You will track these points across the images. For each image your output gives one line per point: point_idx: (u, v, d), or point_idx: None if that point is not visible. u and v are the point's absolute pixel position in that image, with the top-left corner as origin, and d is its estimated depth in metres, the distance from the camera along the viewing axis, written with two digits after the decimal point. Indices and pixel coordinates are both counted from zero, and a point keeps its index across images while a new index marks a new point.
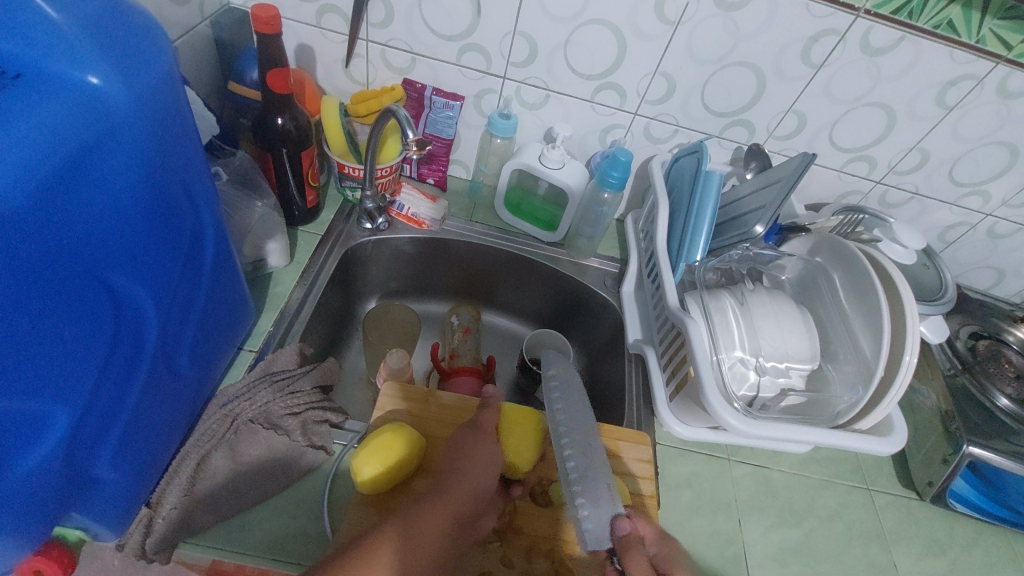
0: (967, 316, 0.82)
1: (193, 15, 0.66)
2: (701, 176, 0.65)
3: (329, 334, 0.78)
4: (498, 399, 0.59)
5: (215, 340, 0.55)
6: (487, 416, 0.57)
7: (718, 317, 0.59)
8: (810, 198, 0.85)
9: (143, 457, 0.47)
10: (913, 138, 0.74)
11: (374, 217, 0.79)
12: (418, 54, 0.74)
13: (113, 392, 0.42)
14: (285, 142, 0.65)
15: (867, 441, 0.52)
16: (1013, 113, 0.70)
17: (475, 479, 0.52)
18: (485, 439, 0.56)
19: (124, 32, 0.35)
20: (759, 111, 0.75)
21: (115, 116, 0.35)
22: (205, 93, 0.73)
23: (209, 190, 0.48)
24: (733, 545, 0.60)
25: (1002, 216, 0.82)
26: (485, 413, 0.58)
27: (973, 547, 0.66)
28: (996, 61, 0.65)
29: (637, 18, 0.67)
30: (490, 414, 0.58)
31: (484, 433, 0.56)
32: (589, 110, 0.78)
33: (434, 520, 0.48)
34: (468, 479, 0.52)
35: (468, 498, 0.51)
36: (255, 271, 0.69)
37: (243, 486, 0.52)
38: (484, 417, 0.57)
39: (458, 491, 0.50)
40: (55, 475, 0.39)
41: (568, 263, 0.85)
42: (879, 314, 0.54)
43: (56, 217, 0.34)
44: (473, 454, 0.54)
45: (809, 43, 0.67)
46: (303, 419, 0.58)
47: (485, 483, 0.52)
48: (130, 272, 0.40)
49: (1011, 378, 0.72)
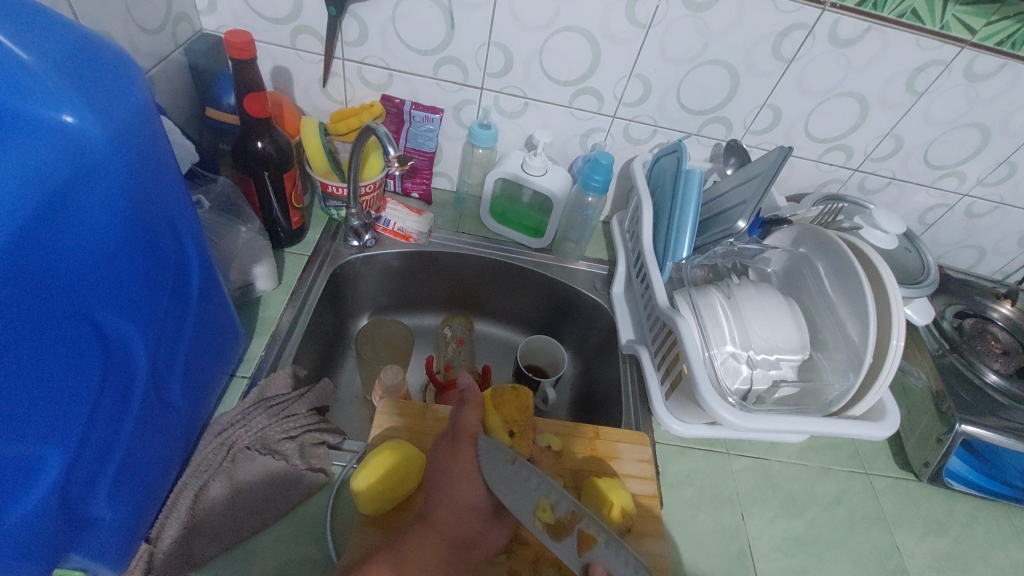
0: (952, 296, 0.83)
1: (166, 44, 0.66)
2: (682, 175, 0.66)
3: (320, 354, 0.77)
4: (475, 394, 0.57)
5: (205, 369, 0.55)
6: (466, 418, 0.55)
7: (707, 312, 0.59)
8: (790, 190, 0.86)
9: (140, 493, 0.47)
10: (887, 126, 0.76)
11: (361, 234, 0.79)
12: (395, 70, 0.75)
13: (105, 429, 0.41)
14: (266, 165, 0.65)
15: (860, 427, 0.53)
16: (982, 95, 0.71)
17: (460, 495, 0.50)
18: (471, 444, 0.53)
19: (97, 68, 0.35)
20: (735, 107, 0.76)
21: (89, 156, 0.35)
22: (182, 120, 0.73)
23: (190, 217, 0.47)
24: (737, 539, 0.61)
25: (978, 195, 0.83)
26: (465, 413, 0.55)
27: (973, 525, 0.66)
28: (961, 45, 0.66)
29: (609, 24, 0.68)
30: (469, 414, 0.55)
31: (461, 438, 0.54)
32: (567, 116, 0.78)
33: (426, 541, 0.47)
34: (454, 492, 0.50)
35: (459, 510, 0.50)
36: (243, 295, 0.69)
37: (243, 514, 0.51)
38: (463, 419, 0.55)
39: (439, 505, 0.50)
40: (49, 517, 0.38)
41: (556, 268, 0.85)
42: (864, 302, 0.55)
43: (34, 257, 0.33)
44: (443, 458, 0.53)
45: (779, 38, 0.68)
46: (300, 443, 0.57)
47: (469, 499, 0.50)
48: (118, 309, 0.40)
49: (998, 354, 0.74)
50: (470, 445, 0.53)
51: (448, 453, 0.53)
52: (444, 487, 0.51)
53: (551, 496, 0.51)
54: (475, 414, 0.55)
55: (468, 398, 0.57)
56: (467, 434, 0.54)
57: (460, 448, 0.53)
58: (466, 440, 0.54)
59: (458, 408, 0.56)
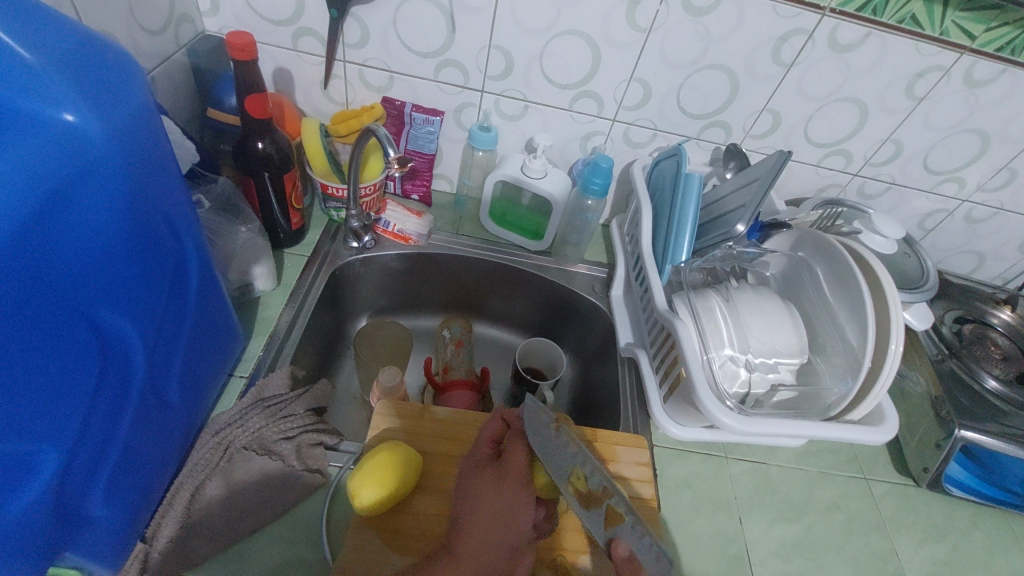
0: (952, 300, 0.83)
1: (169, 45, 0.67)
2: (681, 179, 0.66)
3: (319, 355, 0.77)
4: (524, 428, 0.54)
5: (203, 369, 0.55)
6: (514, 453, 0.52)
7: (707, 318, 0.59)
8: (790, 194, 0.86)
9: (136, 492, 0.47)
10: (887, 130, 0.76)
11: (360, 235, 0.79)
12: (396, 73, 0.75)
13: (103, 427, 0.41)
14: (266, 166, 0.65)
15: (858, 429, 0.53)
16: (981, 102, 0.71)
17: (497, 528, 0.48)
18: (518, 480, 0.51)
19: (99, 68, 0.35)
20: (734, 112, 0.76)
21: (89, 155, 0.35)
22: (183, 121, 0.74)
23: (190, 218, 0.47)
24: (735, 544, 0.60)
25: (978, 201, 0.84)
26: (514, 447, 0.53)
27: (972, 530, 0.66)
28: (961, 51, 0.66)
29: (609, 28, 0.68)
30: (518, 449, 0.53)
31: (508, 473, 0.51)
32: (568, 119, 0.79)
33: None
34: (492, 524, 0.48)
35: (491, 542, 0.47)
36: (242, 296, 0.69)
37: (239, 514, 0.51)
38: (512, 454, 0.52)
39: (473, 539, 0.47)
40: (44, 515, 0.38)
41: (556, 271, 0.85)
42: (863, 304, 0.55)
43: (35, 253, 0.33)
44: (483, 486, 0.50)
45: (779, 43, 0.68)
46: (296, 444, 0.57)
47: (506, 532, 0.48)
48: (117, 306, 0.40)
49: (998, 360, 0.74)
50: (517, 480, 0.51)
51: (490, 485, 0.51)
52: (483, 518, 0.48)
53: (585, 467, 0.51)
54: (523, 449, 0.52)
55: (517, 433, 0.54)
56: (515, 468, 0.51)
57: (505, 483, 0.50)
58: (512, 474, 0.51)
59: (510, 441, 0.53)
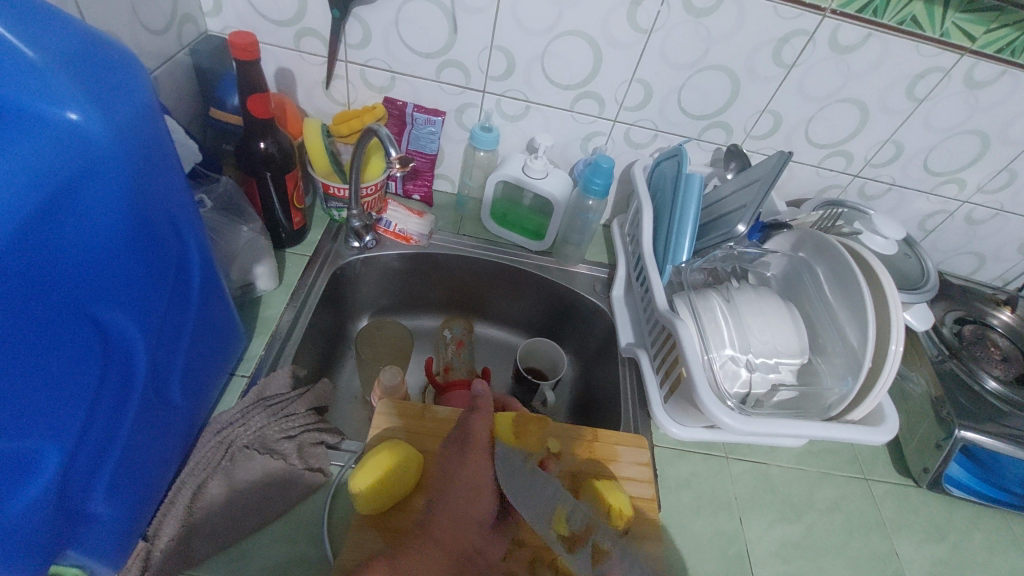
0: (953, 301, 0.83)
1: (171, 45, 0.67)
2: (682, 179, 0.66)
3: (320, 354, 0.77)
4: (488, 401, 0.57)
5: (204, 368, 0.55)
6: (476, 425, 0.56)
7: (707, 317, 0.59)
8: (790, 194, 0.86)
9: (138, 490, 0.47)
10: (887, 131, 0.76)
11: (362, 235, 0.79)
12: (398, 73, 0.75)
13: (105, 425, 0.41)
14: (268, 166, 0.65)
15: (858, 430, 0.53)
16: (982, 103, 0.71)
17: (468, 508, 0.51)
18: (482, 452, 0.54)
19: (102, 68, 0.35)
20: (735, 112, 0.76)
21: (92, 153, 0.35)
22: (186, 120, 0.74)
23: (193, 217, 0.47)
24: (735, 544, 0.60)
25: (978, 202, 0.84)
26: (474, 419, 0.56)
27: (972, 531, 0.66)
28: (961, 52, 0.67)
29: (610, 29, 0.68)
30: (480, 422, 0.56)
31: (472, 445, 0.54)
32: (569, 119, 0.79)
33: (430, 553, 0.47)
34: (461, 501, 0.51)
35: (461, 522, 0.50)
36: (244, 295, 0.69)
37: (240, 513, 0.51)
38: (473, 426, 0.56)
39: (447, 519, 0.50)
40: (46, 512, 0.38)
41: (557, 271, 0.85)
42: (863, 306, 0.55)
43: (38, 251, 0.34)
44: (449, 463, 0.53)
45: (779, 44, 0.68)
46: (298, 443, 0.57)
47: (475, 512, 0.51)
48: (119, 305, 0.40)
49: (998, 360, 0.74)
50: (479, 453, 0.54)
51: (457, 461, 0.53)
52: (455, 497, 0.51)
53: (566, 508, 0.54)
54: (484, 422, 0.56)
55: (478, 405, 0.57)
56: (478, 440, 0.55)
57: (469, 453, 0.54)
58: (476, 446, 0.54)
59: (469, 413, 0.57)
